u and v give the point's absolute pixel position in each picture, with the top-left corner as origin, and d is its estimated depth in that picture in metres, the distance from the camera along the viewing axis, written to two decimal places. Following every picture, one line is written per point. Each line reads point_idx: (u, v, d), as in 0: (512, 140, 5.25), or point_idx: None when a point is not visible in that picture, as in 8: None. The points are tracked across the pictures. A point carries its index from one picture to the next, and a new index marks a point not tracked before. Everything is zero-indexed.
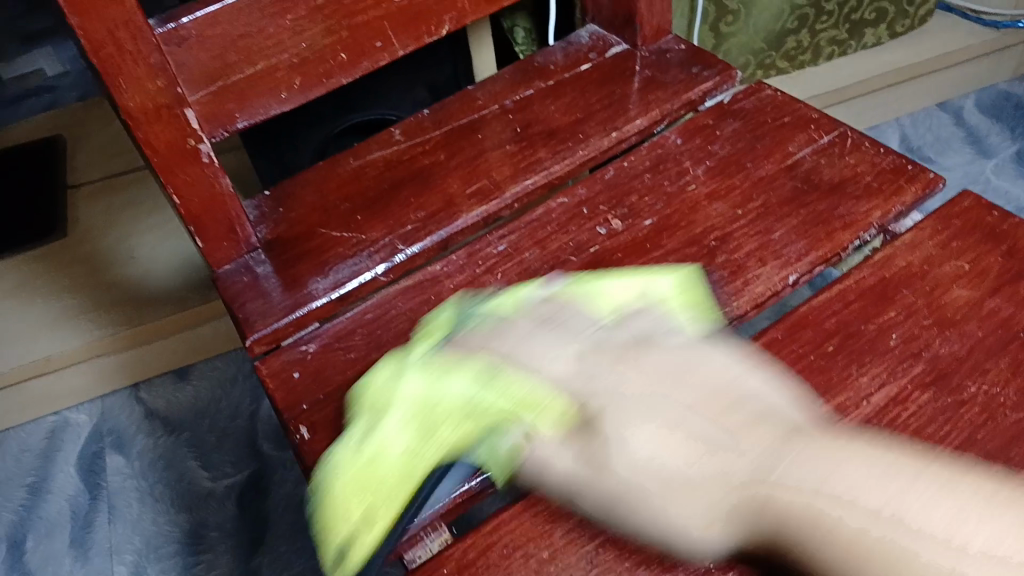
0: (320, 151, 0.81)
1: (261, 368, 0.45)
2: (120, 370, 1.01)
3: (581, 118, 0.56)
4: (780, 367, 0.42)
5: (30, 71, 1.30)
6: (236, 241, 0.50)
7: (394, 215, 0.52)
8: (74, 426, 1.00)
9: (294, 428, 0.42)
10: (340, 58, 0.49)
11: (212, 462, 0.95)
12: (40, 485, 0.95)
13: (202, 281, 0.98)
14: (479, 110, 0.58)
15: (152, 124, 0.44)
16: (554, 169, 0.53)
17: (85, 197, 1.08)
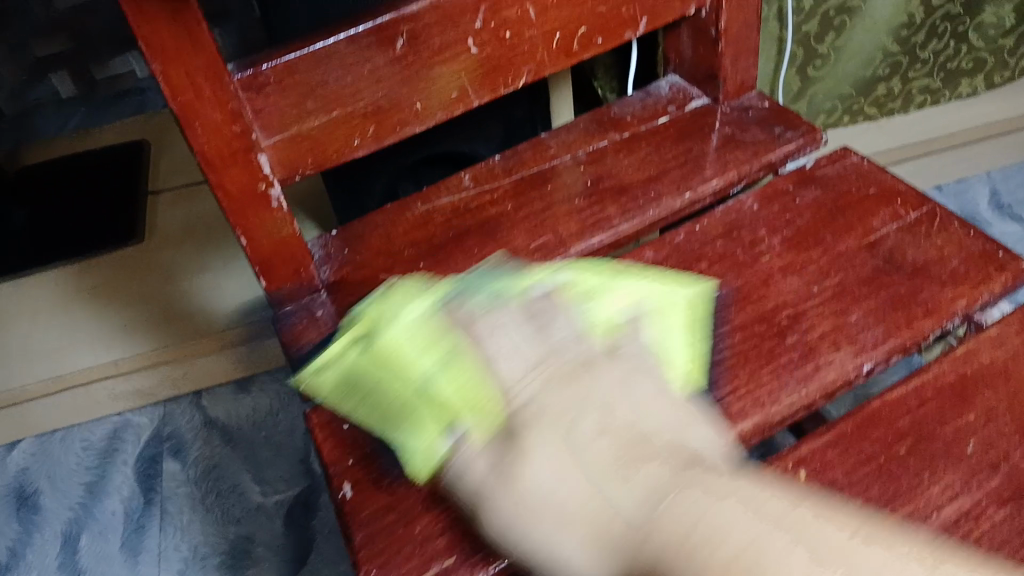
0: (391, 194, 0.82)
1: (312, 417, 0.45)
2: (182, 378, 1.03)
3: (655, 175, 0.54)
4: (846, 467, 0.40)
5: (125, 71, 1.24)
6: (300, 283, 0.49)
7: (457, 265, 0.51)
8: (136, 427, 1.03)
9: (338, 485, 0.42)
10: (416, 108, 0.48)
11: (263, 476, 0.96)
12: (97, 485, 0.98)
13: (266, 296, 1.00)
14: (551, 160, 0.56)
15: (226, 168, 0.43)
16: (622, 227, 0.52)
17: (164, 206, 1.12)
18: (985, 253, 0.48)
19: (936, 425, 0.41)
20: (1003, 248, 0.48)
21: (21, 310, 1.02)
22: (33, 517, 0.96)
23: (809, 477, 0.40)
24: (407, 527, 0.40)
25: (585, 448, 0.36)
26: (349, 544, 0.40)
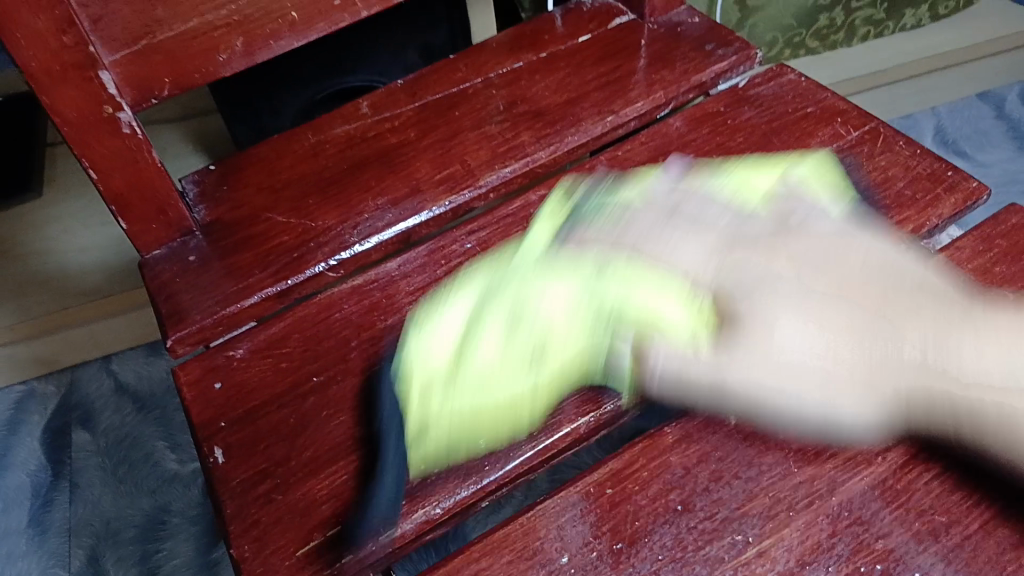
0: (304, 115, 0.75)
1: (179, 374, 0.39)
2: (62, 347, 0.95)
3: (574, 98, 0.49)
4: None
5: None
6: (168, 224, 0.44)
7: (351, 200, 0.46)
8: (41, 396, 0.96)
9: (208, 450, 0.36)
10: (290, 17, 0.43)
11: (178, 443, 0.91)
12: (0, 458, 0.91)
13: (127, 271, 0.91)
14: (459, 83, 0.51)
15: (59, 88, 0.37)
16: (537, 156, 0.47)
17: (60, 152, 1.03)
18: (934, 174, 0.43)
19: None
20: (953, 167, 0.44)
21: None
22: None
23: (734, 423, 0.35)
24: (285, 495, 0.35)
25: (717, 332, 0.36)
26: (218, 515, 0.35)
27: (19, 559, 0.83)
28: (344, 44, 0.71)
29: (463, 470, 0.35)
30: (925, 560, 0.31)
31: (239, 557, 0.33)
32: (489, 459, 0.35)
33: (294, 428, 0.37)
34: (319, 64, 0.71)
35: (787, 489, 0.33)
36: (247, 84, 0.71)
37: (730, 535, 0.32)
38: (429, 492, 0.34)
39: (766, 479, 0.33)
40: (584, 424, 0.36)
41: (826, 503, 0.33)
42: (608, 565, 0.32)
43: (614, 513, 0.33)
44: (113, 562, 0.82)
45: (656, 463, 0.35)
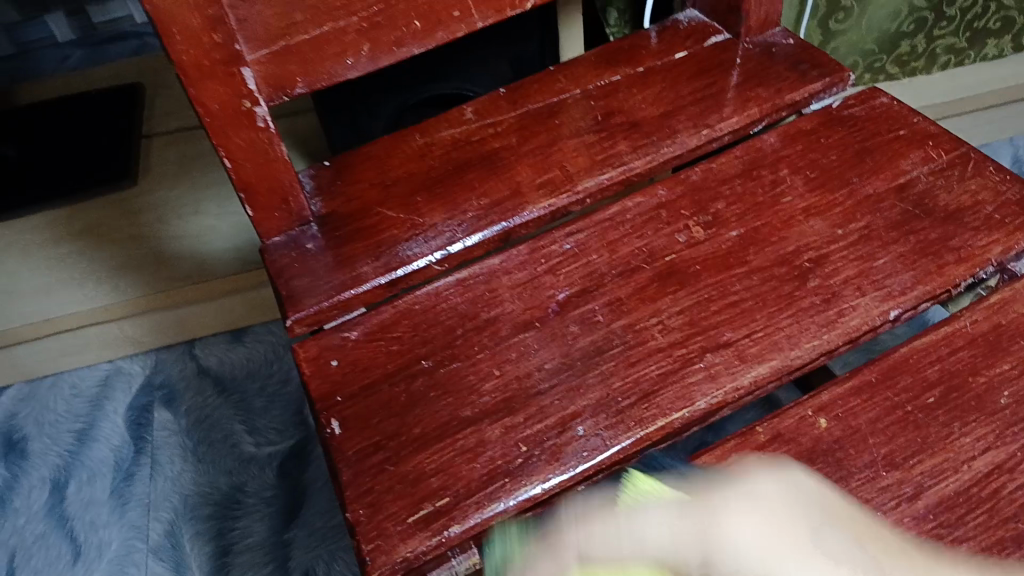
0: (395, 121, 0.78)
1: (298, 351, 0.42)
2: (177, 324, 1.02)
3: (670, 111, 0.51)
4: (867, 421, 0.37)
5: (122, 15, 1.34)
6: (288, 212, 0.47)
7: (456, 198, 0.48)
8: (127, 375, 1.02)
9: (325, 422, 0.39)
10: (413, 26, 0.45)
11: (256, 427, 0.94)
12: (87, 432, 0.97)
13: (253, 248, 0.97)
14: (558, 93, 0.53)
15: (205, 82, 0.40)
16: (633, 165, 0.49)
17: (158, 147, 1.10)
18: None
19: (966, 375, 0.39)
20: None
21: (8, 251, 1.01)
22: (21, 463, 0.96)
23: (829, 426, 0.37)
24: (397, 466, 0.37)
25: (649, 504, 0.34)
26: (335, 482, 0.38)
27: (102, 528, 0.89)
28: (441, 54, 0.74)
29: (562, 454, 0.37)
30: (1006, 562, 0.34)
31: (355, 521, 0.36)
32: (587, 447, 0.37)
33: (404, 406, 0.39)
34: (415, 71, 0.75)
35: (872, 492, 0.36)
36: (345, 93, 0.74)
37: None
38: (530, 470, 0.37)
39: (856, 481, 0.36)
40: (678, 419, 0.38)
41: (913, 507, 0.35)
42: None
43: None
44: (190, 537, 0.86)
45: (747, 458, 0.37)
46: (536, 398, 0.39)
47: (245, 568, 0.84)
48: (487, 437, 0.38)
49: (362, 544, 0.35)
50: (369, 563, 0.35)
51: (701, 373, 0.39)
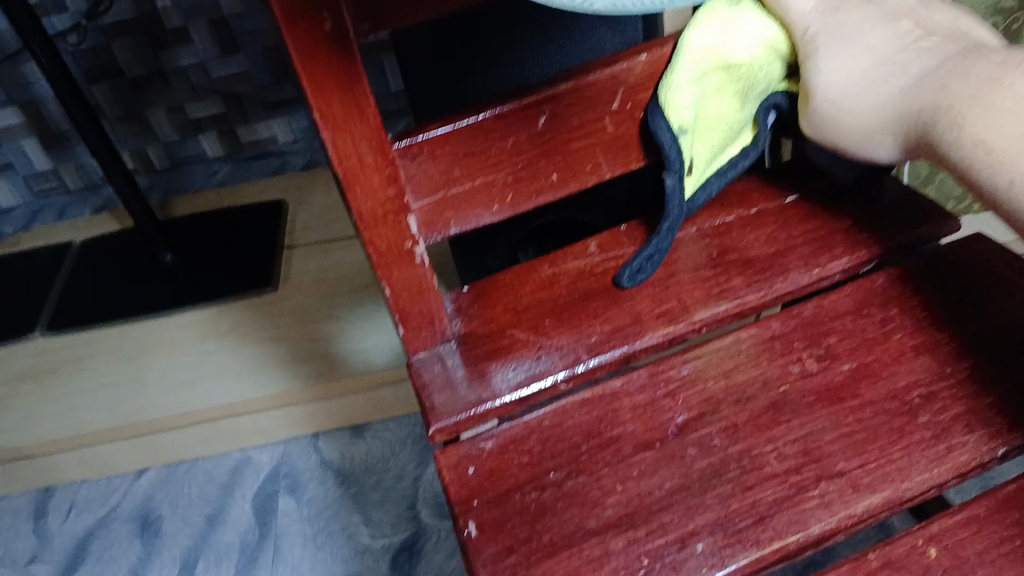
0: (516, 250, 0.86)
1: (440, 458, 0.47)
2: (307, 419, 1.09)
3: (781, 250, 0.55)
4: None
5: (266, 136, 1.48)
6: (434, 332, 0.53)
7: (583, 324, 0.54)
8: (255, 464, 1.09)
9: (463, 524, 0.44)
10: (551, 178, 0.52)
11: (371, 519, 1.00)
12: (216, 516, 1.05)
13: (396, 347, 1.06)
14: (676, 232, 0.58)
15: (378, 228, 0.48)
16: (747, 299, 0.53)
17: (298, 257, 1.21)
18: None
19: None
20: None
21: (162, 347, 1.13)
22: (154, 541, 1.04)
23: None
24: (528, 570, 0.42)
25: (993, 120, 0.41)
26: None
27: None
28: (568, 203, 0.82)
29: (681, 568, 0.41)
30: None
31: None
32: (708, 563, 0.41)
33: (535, 514, 0.44)
34: (446, 76, 0.72)
35: None
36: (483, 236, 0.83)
37: None
38: None
39: None
40: (792, 542, 0.41)
41: None
42: None
43: None
44: None
45: None
46: (658, 514, 0.43)
47: None
48: (611, 547, 0.42)
49: None
50: None
51: (815, 501, 0.43)
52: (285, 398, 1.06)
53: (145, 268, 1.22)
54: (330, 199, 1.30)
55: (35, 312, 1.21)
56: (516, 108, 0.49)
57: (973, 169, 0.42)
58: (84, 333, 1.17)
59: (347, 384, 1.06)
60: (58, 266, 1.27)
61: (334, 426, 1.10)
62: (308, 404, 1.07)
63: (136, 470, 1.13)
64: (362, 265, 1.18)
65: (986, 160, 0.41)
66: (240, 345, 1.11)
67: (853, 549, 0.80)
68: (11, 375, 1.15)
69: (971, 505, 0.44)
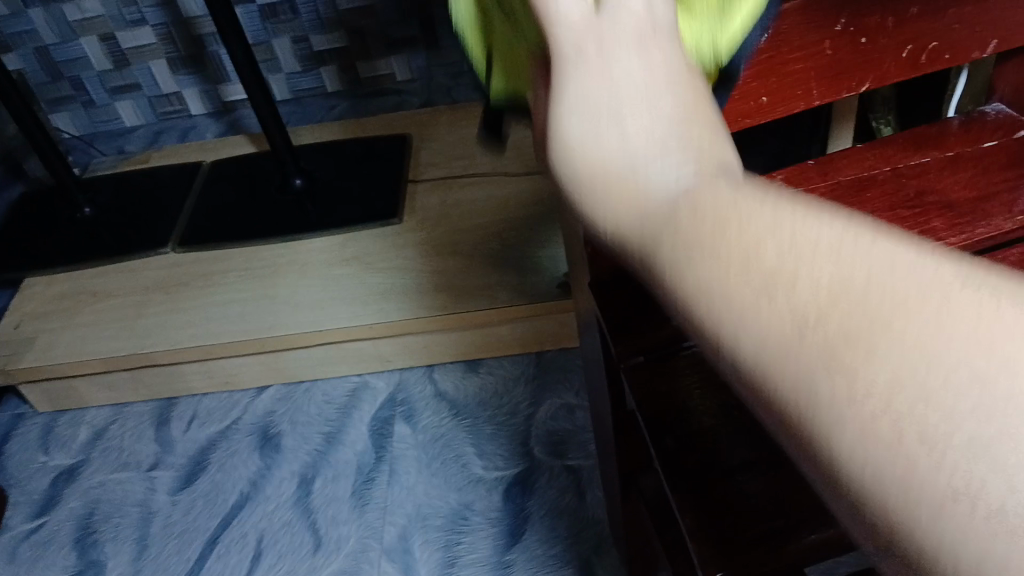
0: None
1: (626, 375, 0.50)
2: (426, 348, 1.11)
3: (983, 196, 0.53)
4: None
5: (385, 73, 1.49)
6: None
7: None
8: (373, 390, 1.13)
9: (655, 437, 0.47)
10: (760, 102, 0.49)
11: (484, 451, 1.02)
12: (334, 435, 1.08)
13: (521, 286, 1.07)
14: (869, 169, 0.56)
15: None
16: (948, 241, 0.50)
17: (421, 191, 1.23)
18: None
19: None
20: None
21: (290, 269, 1.17)
22: (274, 456, 1.08)
23: None
24: (724, 484, 0.45)
25: (767, 240, 0.23)
26: (668, 488, 0.46)
27: (342, 524, 0.99)
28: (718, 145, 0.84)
29: None
30: None
31: (687, 523, 0.45)
32: None
33: (726, 434, 0.47)
34: None
35: None
36: None
37: None
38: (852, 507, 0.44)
39: None
40: None
41: None
42: None
43: None
44: (420, 544, 0.95)
45: None
46: None
47: None
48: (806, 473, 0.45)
49: (697, 547, 0.44)
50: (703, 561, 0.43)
51: None
52: (406, 326, 1.08)
53: (275, 191, 1.25)
54: (454, 137, 1.31)
55: (165, 227, 1.26)
56: None
57: (722, 303, 0.23)
58: (212, 250, 1.21)
59: (469, 317, 1.07)
60: (186, 186, 1.31)
61: (451, 359, 1.13)
62: (429, 334, 1.09)
63: (256, 387, 1.17)
64: (489, 204, 1.19)
65: (749, 281, 0.23)
66: (364, 271, 1.14)
67: None
68: (142, 285, 1.20)
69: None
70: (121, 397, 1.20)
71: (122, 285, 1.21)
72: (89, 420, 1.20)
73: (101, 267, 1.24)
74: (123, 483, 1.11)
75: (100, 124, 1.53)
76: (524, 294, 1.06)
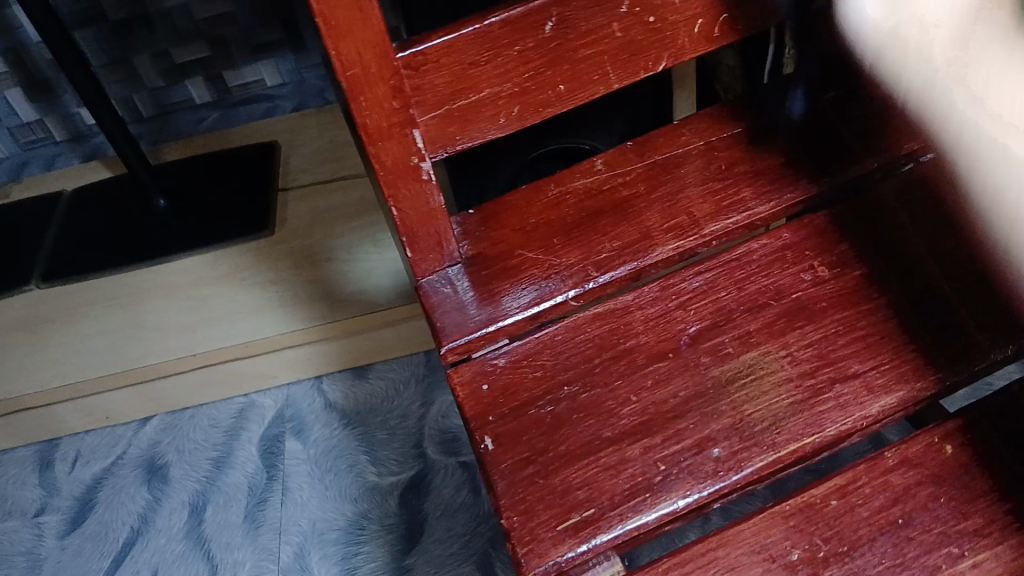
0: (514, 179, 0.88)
1: (453, 378, 0.47)
2: (311, 360, 1.09)
3: (791, 161, 0.54)
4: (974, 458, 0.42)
5: (254, 79, 1.45)
6: (441, 254, 0.52)
7: (592, 242, 0.52)
8: (260, 408, 1.10)
9: (480, 439, 0.44)
10: (558, 89, 0.50)
11: (378, 457, 1.01)
12: (224, 460, 1.05)
13: (402, 288, 1.06)
14: (684, 144, 0.56)
15: (385, 142, 0.47)
16: (757, 210, 0.52)
17: (293, 199, 1.20)
18: None
19: None
20: None
21: (162, 293, 1.13)
22: (163, 487, 1.04)
23: (957, 451, 0.43)
24: (547, 479, 0.42)
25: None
26: (491, 491, 0.43)
27: (237, 550, 0.96)
28: (558, 123, 0.86)
29: (701, 472, 0.41)
30: None
31: (511, 526, 0.41)
32: (726, 467, 0.41)
33: (550, 426, 0.44)
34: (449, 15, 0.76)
35: (988, 513, 0.41)
36: (473, 156, 0.85)
37: (945, 547, 0.40)
38: (677, 487, 0.41)
39: (979, 503, 0.41)
40: (809, 444, 0.42)
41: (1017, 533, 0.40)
42: (829, 562, 0.40)
43: (836, 524, 0.41)
44: (318, 560, 0.93)
45: (877, 482, 0.42)
46: (674, 421, 0.43)
47: None
48: (628, 455, 0.42)
49: (518, 546, 0.40)
50: (525, 564, 0.40)
51: (830, 404, 0.43)
52: (285, 341, 1.05)
53: (138, 213, 1.20)
54: (324, 140, 1.28)
55: (28, 262, 1.19)
56: (522, 12, 0.46)
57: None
58: (81, 282, 1.16)
59: (349, 325, 1.05)
60: (47, 216, 1.25)
61: (338, 368, 1.11)
62: (310, 346, 1.07)
63: (138, 418, 1.13)
64: (364, 206, 1.16)
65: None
66: (240, 287, 1.11)
67: (857, 453, 0.79)
68: (11, 325, 1.14)
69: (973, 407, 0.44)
70: None
71: None
72: None
73: None
74: (7, 533, 1.04)
75: None
76: (404, 296, 1.05)
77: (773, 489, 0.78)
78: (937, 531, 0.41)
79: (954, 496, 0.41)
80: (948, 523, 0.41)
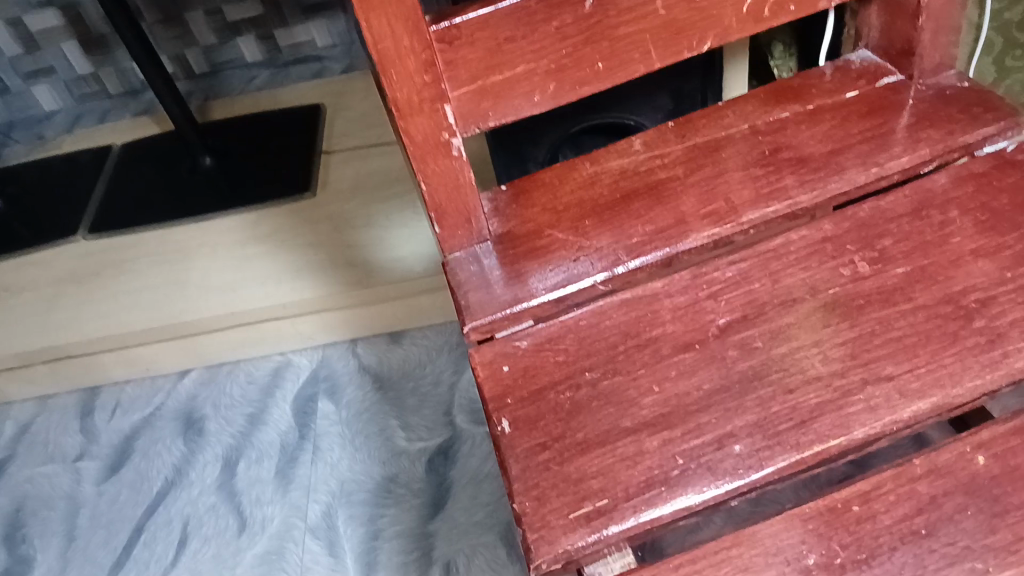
0: (556, 149, 0.87)
1: (473, 356, 0.47)
2: (346, 323, 1.09)
3: (839, 149, 0.52)
4: (1007, 470, 0.41)
5: (305, 40, 1.44)
6: (470, 230, 0.52)
7: (624, 225, 0.51)
8: (295, 367, 1.11)
9: (497, 420, 0.44)
10: (596, 68, 0.48)
11: (408, 423, 1.02)
12: (258, 416, 1.07)
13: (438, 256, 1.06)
14: (726, 128, 0.55)
15: (415, 117, 0.46)
16: (800, 200, 0.50)
17: (336, 162, 1.20)
18: None
19: None
20: None
21: (204, 250, 1.15)
22: (198, 440, 1.07)
23: (988, 462, 0.41)
24: (561, 465, 0.42)
25: None
26: (505, 473, 0.42)
27: (267, 505, 0.98)
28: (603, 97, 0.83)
29: (719, 469, 0.40)
30: None
31: (523, 511, 0.41)
32: (746, 465, 0.40)
33: (569, 412, 0.43)
34: None
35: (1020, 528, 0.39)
36: (515, 127, 0.83)
37: (971, 562, 0.39)
38: (694, 482, 0.40)
39: (1011, 518, 0.40)
40: (835, 446, 0.40)
41: None
42: (846, 569, 0.39)
43: (855, 530, 0.40)
44: (344, 520, 0.95)
45: (902, 489, 0.41)
46: (695, 414, 0.42)
47: (392, 553, 0.91)
48: (646, 446, 0.42)
49: (529, 532, 0.40)
50: (535, 550, 0.40)
51: (860, 405, 0.41)
52: (321, 303, 1.06)
53: (185, 168, 1.23)
54: (370, 103, 1.28)
55: (78, 214, 1.22)
56: None
57: None
58: (128, 235, 1.18)
59: (385, 290, 1.05)
60: (98, 170, 1.27)
61: (373, 332, 1.11)
62: (346, 309, 1.08)
63: (178, 371, 1.15)
64: (405, 171, 1.16)
65: None
66: (281, 247, 1.12)
67: (895, 454, 0.77)
68: (59, 275, 1.17)
69: (1012, 416, 0.42)
70: (42, 390, 1.17)
71: (39, 275, 1.17)
72: (14, 414, 1.17)
73: (17, 259, 1.20)
74: (50, 476, 1.08)
75: (16, 111, 1.47)
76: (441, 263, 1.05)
77: (806, 485, 0.77)
78: (962, 544, 0.39)
79: (983, 509, 0.40)
80: (976, 537, 0.39)
